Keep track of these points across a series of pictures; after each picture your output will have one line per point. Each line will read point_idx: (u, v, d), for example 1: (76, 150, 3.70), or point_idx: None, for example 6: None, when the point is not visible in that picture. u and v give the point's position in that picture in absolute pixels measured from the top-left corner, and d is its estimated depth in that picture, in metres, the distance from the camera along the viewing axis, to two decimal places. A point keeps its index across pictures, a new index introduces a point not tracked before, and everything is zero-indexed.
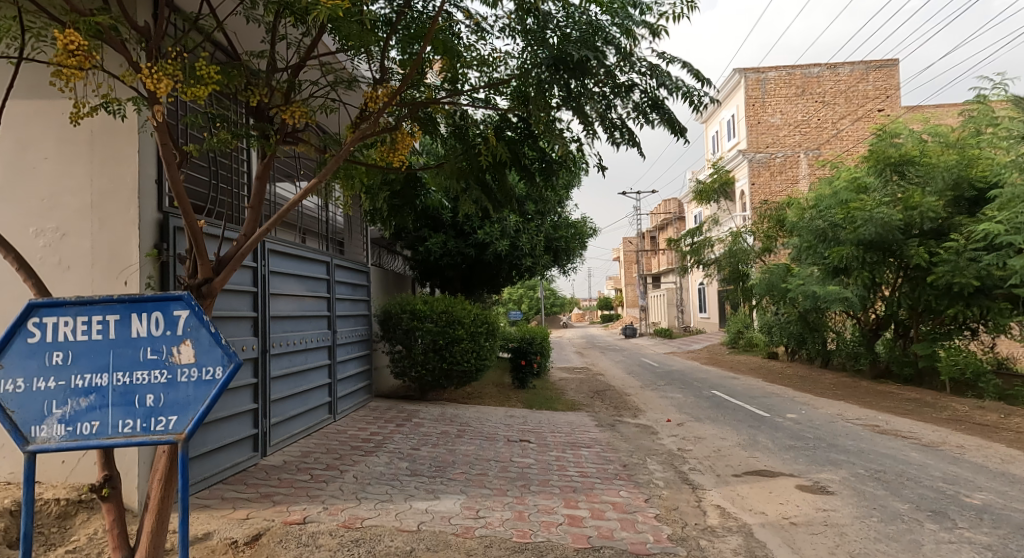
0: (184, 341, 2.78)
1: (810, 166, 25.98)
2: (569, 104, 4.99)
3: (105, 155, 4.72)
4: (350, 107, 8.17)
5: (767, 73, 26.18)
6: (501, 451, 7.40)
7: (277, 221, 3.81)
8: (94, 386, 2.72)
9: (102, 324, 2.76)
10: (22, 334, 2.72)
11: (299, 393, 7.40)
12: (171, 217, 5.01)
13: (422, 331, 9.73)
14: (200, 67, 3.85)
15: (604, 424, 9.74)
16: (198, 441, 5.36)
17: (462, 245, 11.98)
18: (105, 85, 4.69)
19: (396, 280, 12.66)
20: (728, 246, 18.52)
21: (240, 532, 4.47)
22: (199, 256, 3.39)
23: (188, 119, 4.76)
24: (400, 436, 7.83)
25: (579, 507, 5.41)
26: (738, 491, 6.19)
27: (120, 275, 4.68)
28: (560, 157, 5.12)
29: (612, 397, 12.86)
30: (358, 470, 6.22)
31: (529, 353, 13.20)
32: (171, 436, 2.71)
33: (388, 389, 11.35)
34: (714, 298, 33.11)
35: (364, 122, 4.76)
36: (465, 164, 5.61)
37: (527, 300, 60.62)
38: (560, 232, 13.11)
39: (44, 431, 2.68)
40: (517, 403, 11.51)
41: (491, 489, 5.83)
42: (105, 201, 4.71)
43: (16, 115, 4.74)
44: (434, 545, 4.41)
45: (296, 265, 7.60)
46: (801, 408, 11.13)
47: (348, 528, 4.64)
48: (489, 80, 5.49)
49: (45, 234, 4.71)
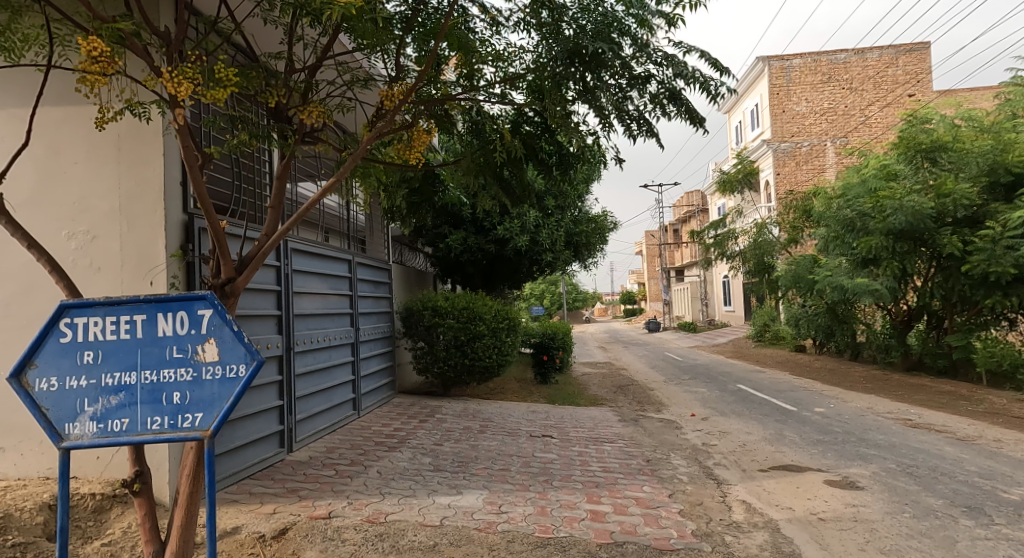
0: (208, 340, 2.84)
1: (837, 155, 25.60)
2: (584, 98, 4.99)
3: (131, 159, 4.82)
4: (366, 103, 8.23)
5: (791, 60, 25.89)
6: (523, 447, 7.42)
7: (297, 220, 3.85)
8: (123, 384, 2.80)
9: (129, 324, 2.83)
10: (55, 335, 2.80)
11: (323, 390, 7.48)
12: (196, 218, 5.10)
13: (443, 327, 9.75)
14: (218, 69, 3.90)
15: (627, 419, 9.71)
16: (225, 438, 5.46)
17: (482, 242, 11.96)
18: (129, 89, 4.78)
19: (417, 277, 12.75)
20: (753, 237, 18.36)
21: (267, 526, 4.55)
22: (222, 256, 3.45)
23: (208, 121, 4.82)
24: (423, 432, 7.90)
25: (601, 502, 5.41)
26: (764, 486, 6.14)
27: (146, 275, 4.79)
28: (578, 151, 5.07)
29: (635, 392, 12.82)
30: (382, 465, 6.29)
31: (551, 349, 13.18)
32: (197, 433, 2.77)
33: (411, 386, 11.44)
34: (739, 291, 32.85)
35: (380, 120, 4.80)
36: (482, 160, 5.59)
37: (548, 295, 60.55)
38: (581, 227, 13.07)
39: (76, 428, 2.77)
40: (538, 399, 11.52)
41: (513, 484, 5.85)
42: (132, 203, 4.82)
43: (48, 121, 4.87)
44: (456, 540, 4.45)
45: (318, 264, 7.68)
46: (830, 402, 10.98)
47: (372, 523, 4.70)
48: (505, 75, 5.50)
49: (76, 236, 4.84)
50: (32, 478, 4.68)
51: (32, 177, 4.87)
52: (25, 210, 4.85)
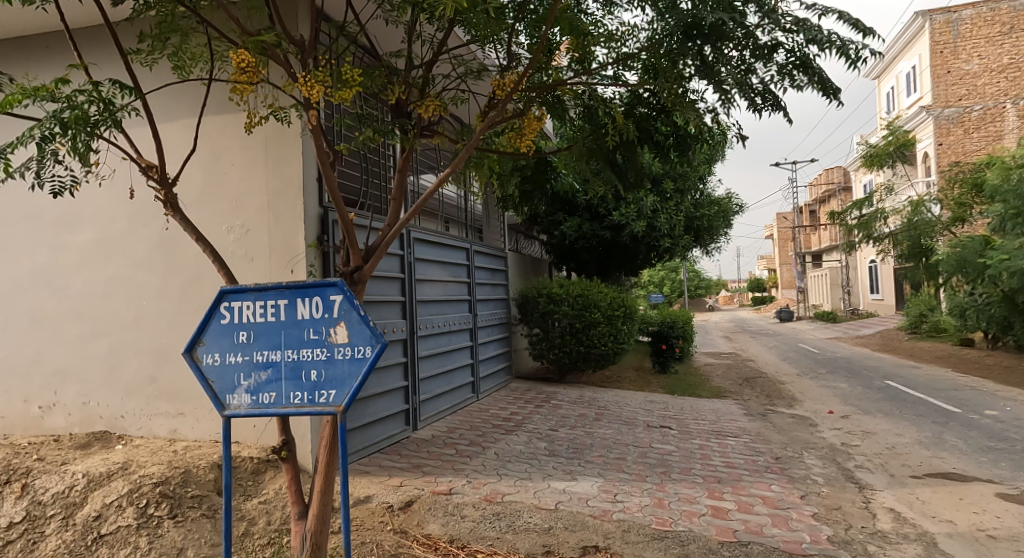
0: (339, 323, 3.07)
1: (1019, 118, 22.74)
2: (702, 74, 4.87)
3: (276, 158, 5.31)
4: (481, 93, 8.45)
5: (960, 13, 23.58)
6: (640, 437, 7.41)
7: (416, 210, 4.07)
8: (271, 361, 3.13)
9: (275, 307, 3.14)
10: (216, 316, 3.20)
11: (443, 372, 7.86)
12: (329, 211, 5.52)
13: (559, 314, 9.89)
14: (345, 71, 4.20)
15: (754, 414, 9.40)
16: (357, 414, 5.91)
17: (598, 228, 12.04)
18: (272, 95, 5.25)
19: (532, 264, 12.97)
20: (906, 217, 16.99)
21: (395, 497, 4.90)
22: (350, 246, 3.74)
23: (338, 120, 5.19)
24: (539, 417, 8.09)
25: (723, 499, 5.33)
26: (917, 494, 5.76)
27: (289, 264, 5.27)
28: (696, 130, 4.96)
29: (763, 385, 12.33)
30: (499, 447, 6.55)
31: (670, 338, 13.06)
32: (331, 408, 3.02)
33: (527, 371, 11.70)
34: (888, 278, 30.51)
35: (491, 110, 4.94)
36: (593, 144, 5.67)
37: (669, 282, 59.15)
38: (702, 210, 12.69)
39: (236, 399, 3.15)
40: (657, 389, 11.40)
41: (630, 474, 5.89)
42: (277, 199, 5.31)
43: (209, 127, 5.46)
44: (571, 525, 4.57)
45: (438, 252, 8.04)
46: (1004, 405, 9.97)
47: (489, 502, 4.92)
48: (618, 56, 5.49)
49: (234, 230, 5.40)
50: (205, 440, 5.30)
51: (197, 177, 5.49)
52: (194, 207, 5.48)
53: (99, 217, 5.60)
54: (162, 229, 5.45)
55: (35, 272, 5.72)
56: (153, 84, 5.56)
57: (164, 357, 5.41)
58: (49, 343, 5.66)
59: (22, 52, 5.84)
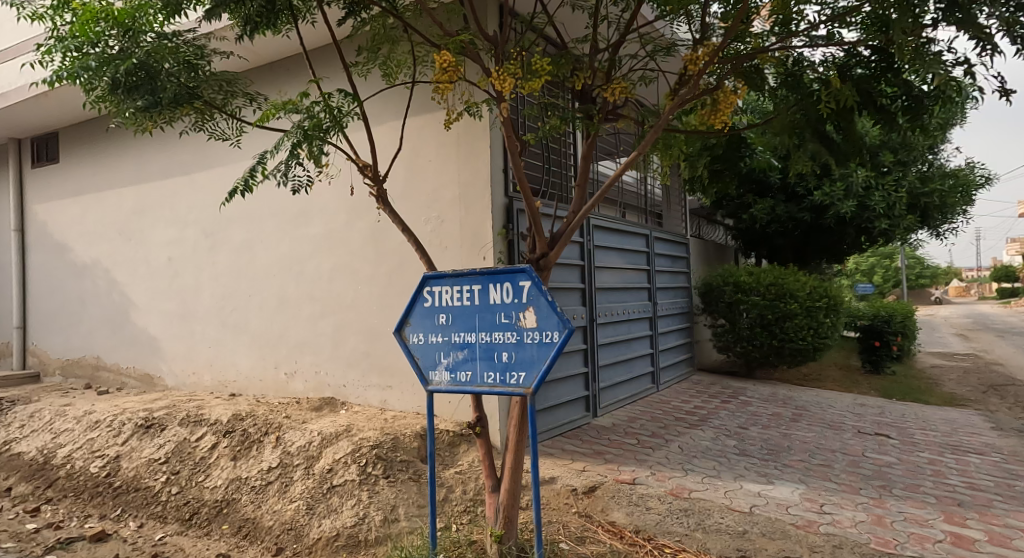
0: (528, 308, 3.20)
1: None
2: (949, 18, 4.09)
3: (467, 152, 5.64)
4: (669, 70, 8.19)
5: None
6: (849, 444, 6.80)
7: (601, 197, 4.10)
8: (467, 342, 3.36)
9: (470, 292, 3.37)
10: (420, 300, 3.50)
11: (623, 361, 7.85)
12: (514, 201, 5.73)
13: (747, 305, 9.42)
14: (535, 61, 4.33)
15: (1003, 429, 8.13)
16: (541, 397, 6.11)
17: (794, 211, 11.19)
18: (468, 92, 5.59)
19: (717, 251, 12.43)
20: None
21: (579, 481, 5.02)
22: (536, 234, 3.87)
23: (525, 111, 5.36)
24: (726, 413, 7.77)
25: (968, 527, 4.71)
26: None
27: (479, 252, 5.57)
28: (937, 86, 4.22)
29: (1013, 395, 10.59)
30: (684, 441, 6.40)
31: (885, 334, 11.83)
32: (521, 389, 3.16)
33: (712, 363, 11.27)
34: None
35: (682, 87, 4.77)
36: (800, 116, 5.22)
37: (880, 271, 53.08)
38: (931, 186, 10.88)
39: (437, 376, 3.43)
40: (869, 392, 10.35)
41: (838, 484, 5.44)
42: (468, 191, 5.63)
43: (411, 126, 5.95)
44: (769, 532, 4.33)
45: (617, 239, 8.02)
46: None
47: (676, 497, 4.84)
48: (832, 13, 5.04)
49: (431, 221, 5.84)
50: (410, 412, 5.79)
51: (400, 173, 6.02)
52: (400, 201, 6.02)
53: (325, 212, 6.36)
54: (374, 221, 6.04)
55: (281, 261, 6.67)
56: (368, 92, 6.15)
57: (376, 335, 6.01)
58: (291, 321, 6.58)
59: (273, 75, 6.74)
